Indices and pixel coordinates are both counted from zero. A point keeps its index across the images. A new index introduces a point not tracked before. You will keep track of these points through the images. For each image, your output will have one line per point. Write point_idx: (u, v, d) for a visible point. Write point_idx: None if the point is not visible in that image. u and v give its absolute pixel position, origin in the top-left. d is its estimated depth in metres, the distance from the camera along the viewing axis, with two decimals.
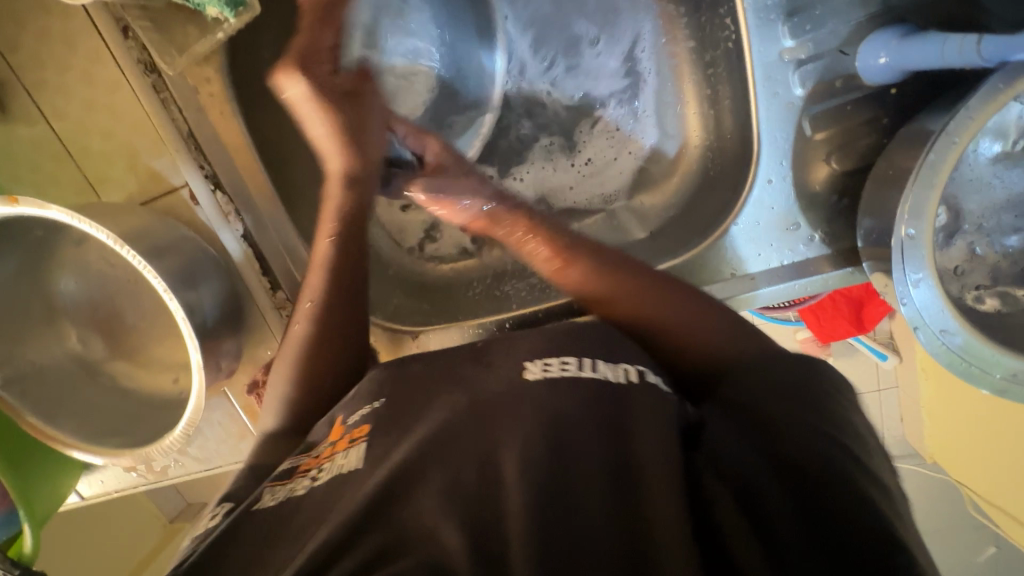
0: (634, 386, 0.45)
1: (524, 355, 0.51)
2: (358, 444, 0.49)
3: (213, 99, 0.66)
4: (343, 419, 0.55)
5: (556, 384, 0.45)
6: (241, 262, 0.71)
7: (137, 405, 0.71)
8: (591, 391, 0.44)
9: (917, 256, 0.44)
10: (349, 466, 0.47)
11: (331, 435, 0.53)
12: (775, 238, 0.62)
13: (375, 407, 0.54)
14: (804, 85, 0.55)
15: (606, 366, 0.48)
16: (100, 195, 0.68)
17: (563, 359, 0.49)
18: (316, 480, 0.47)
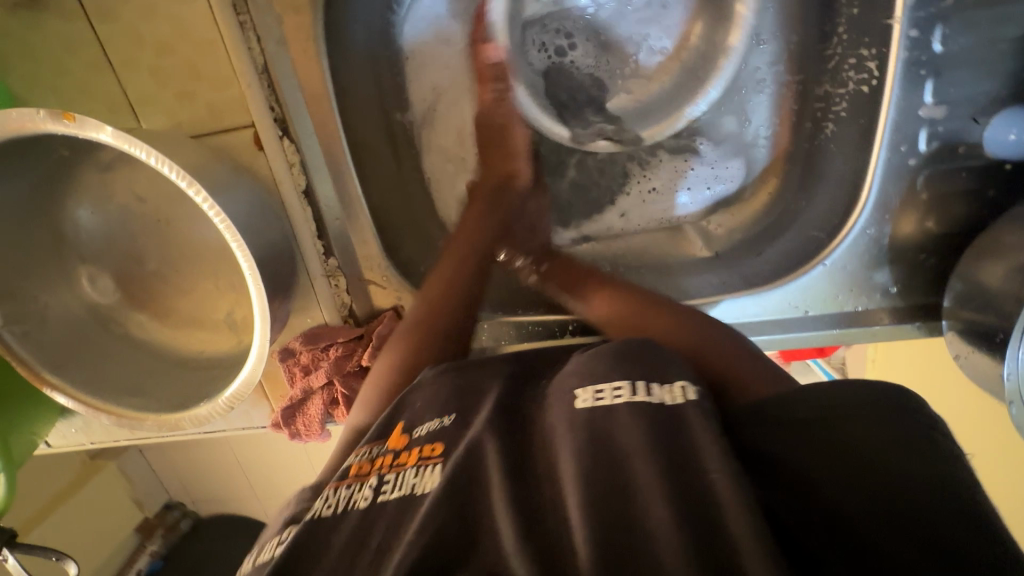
0: (694, 412, 0.37)
1: (573, 380, 0.43)
2: (432, 466, 0.41)
3: (297, 34, 0.57)
4: (406, 427, 0.47)
5: (613, 415, 0.38)
6: (298, 220, 0.64)
7: (155, 362, 0.64)
8: (644, 419, 0.37)
9: None
10: (421, 487, 0.40)
11: (391, 444, 0.45)
12: (854, 284, 0.63)
13: (444, 423, 0.45)
14: (929, 145, 0.56)
15: (661, 387, 0.40)
16: (140, 120, 0.58)
17: (614, 383, 0.41)
18: (379, 494, 0.40)
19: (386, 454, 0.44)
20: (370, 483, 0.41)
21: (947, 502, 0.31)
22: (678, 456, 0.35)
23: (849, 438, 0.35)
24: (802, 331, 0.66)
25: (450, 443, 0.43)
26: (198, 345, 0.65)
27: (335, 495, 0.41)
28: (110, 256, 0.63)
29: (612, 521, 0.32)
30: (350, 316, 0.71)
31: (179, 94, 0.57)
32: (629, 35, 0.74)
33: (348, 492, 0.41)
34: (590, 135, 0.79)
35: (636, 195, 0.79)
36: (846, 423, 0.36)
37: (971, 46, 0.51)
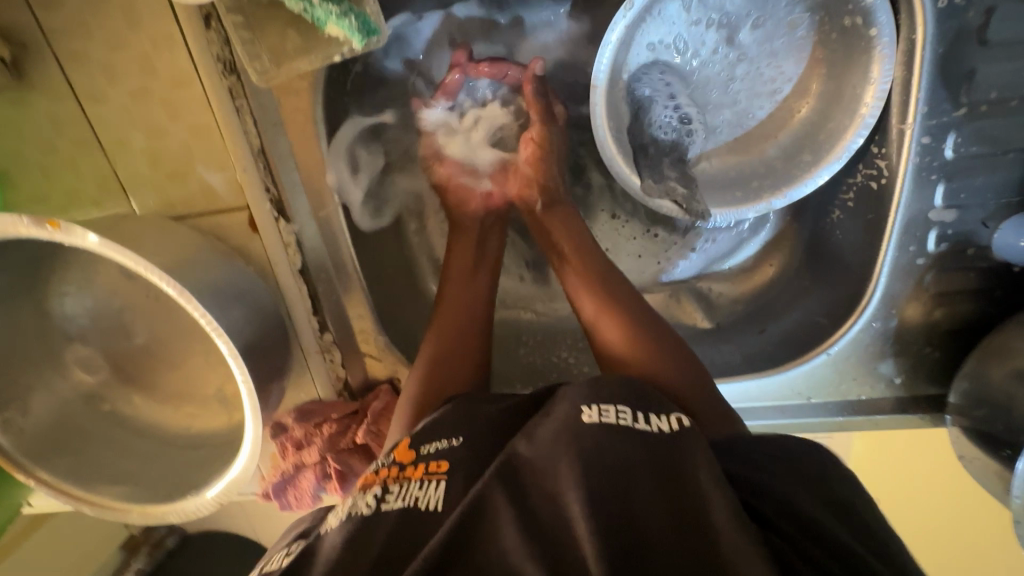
0: (697, 441, 0.42)
1: (578, 396, 0.46)
2: (437, 482, 0.45)
3: (296, 116, 0.55)
4: (413, 441, 0.49)
5: (614, 434, 0.42)
6: (292, 298, 0.62)
7: (142, 441, 0.62)
8: (644, 444, 0.42)
9: None
10: (426, 502, 0.43)
11: (398, 457, 0.48)
12: (856, 373, 0.63)
13: (454, 442, 0.48)
14: (938, 246, 0.55)
15: (659, 417, 0.45)
16: (131, 199, 0.56)
17: (619, 406, 0.45)
18: (383, 504, 0.44)
19: (392, 466, 0.47)
20: (377, 493, 0.45)
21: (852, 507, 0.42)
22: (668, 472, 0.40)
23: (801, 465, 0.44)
24: (805, 418, 0.64)
25: (457, 465, 0.46)
26: (187, 423, 0.63)
27: (345, 507, 0.45)
28: (97, 331, 0.61)
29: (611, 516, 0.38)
30: (345, 389, 0.70)
31: (172, 174, 0.55)
32: (718, 101, 0.63)
33: (354, 501, 0.45)
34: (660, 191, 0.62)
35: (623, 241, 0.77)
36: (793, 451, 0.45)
37: (983, 154, 0.51)
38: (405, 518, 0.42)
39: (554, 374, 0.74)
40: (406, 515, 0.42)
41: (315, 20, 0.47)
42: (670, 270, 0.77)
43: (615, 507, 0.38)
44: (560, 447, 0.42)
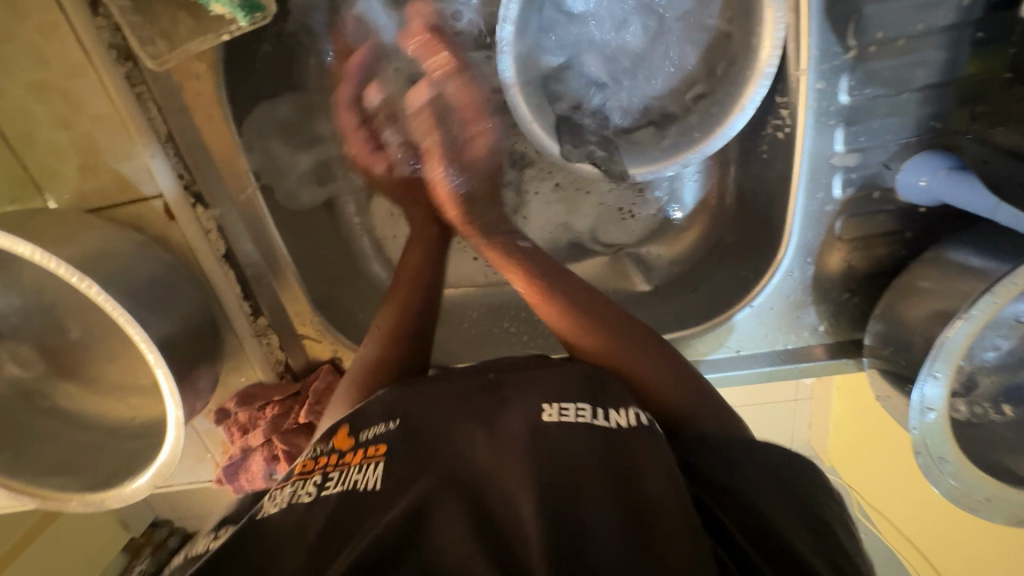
0: (648, 437, 0.44)
1: (540, 393, 0.47)
2: (374, 464, 0.44)
3: (201, 101, 0.55)
4: (352, 427, 0.48)
5: (572, 432, 0.43)
6: (220, 286, 0.63)
7: (85, 434, 0.62)
8: (595, 440, 0.43)
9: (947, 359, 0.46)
10: (363, 485, 0.42)
11: (337, 444, 0.47)
12: (782, 324, 0.64)
13: (388, 427, 0.46)
14: (845, 191, 0.56)
15: (618, 413, 0.46)
16: (46, 194, 0.56)
17: (578, 404, 0.46)
18: (324, 490, 0.43)
19: (332, 452, 0.46)
20: (317, 480, 0.44)
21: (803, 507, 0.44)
22: (622, 473, 0.41)
23: (754, 470, 0.46)
24: (732, 370, 0.66)
25: (395, 450, 0.44)
26: (127, 413, 0.64)
27: (280, 493, 0.44)
28: (31, 329, 0.62)
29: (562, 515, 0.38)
30: (286, 372, 0.70)
31: (83, 167, 0.55)
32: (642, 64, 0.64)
33: (293, 488, 0.44)
34: (580, 156, 0.64)
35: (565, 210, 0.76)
36: (753, 457, 0.47)
37: (877, 96, 0.52)
38: (340, 505, 0.41)
39: (498, 343, 0.75)
40: (344, 497, 0.42)
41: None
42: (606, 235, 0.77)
43: (565, 505, 0.39)
44: (517, 450, 0.42)
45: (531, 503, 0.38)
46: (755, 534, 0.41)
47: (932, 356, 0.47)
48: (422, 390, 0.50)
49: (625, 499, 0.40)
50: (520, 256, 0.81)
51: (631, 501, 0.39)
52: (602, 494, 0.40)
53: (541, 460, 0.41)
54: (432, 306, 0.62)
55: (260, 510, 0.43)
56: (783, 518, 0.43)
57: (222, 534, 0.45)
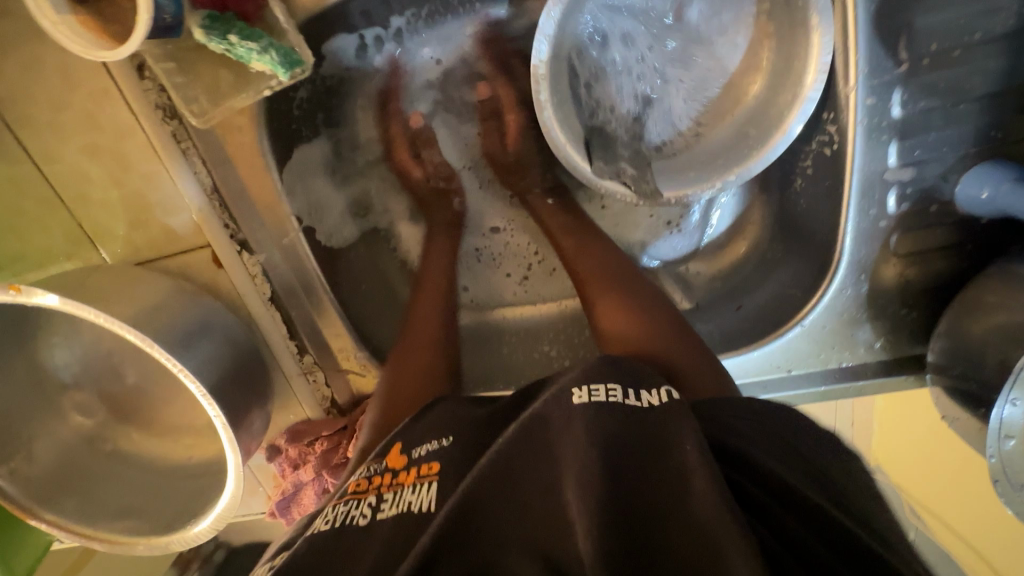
0: (680, 413, 0.40)
1: (569, 379, 0.44)
2: (429, 484, 0.43)
3: (243, 151, 0.56)
4: (404, 446, 0.49)
5: (603, 412, 0.40)
6: (267, 327, 0.64)
7: (145, 476, 0.64)
8: (625, 422, 0.40)
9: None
10: (419, 505, 0.42)
11: (392, 466, 0.47)
12: (835, 341, 0.62)
13: (444, 444, 0.47)
14: (899, 206, 0.53)
15: (649, 392, 0.43)
16: (102, 250, 0.58)
17: (609, 385, 0.43)
18: (380, 515, 0.42)
19: (386, 473, 0.46)
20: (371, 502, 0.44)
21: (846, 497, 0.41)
22: (658, 455, 0.38)
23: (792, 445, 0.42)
24: (783, 390, 0.64)
25: (448, 466, 0.44)
26: (183, 455, 0.66)
27: (332, 511, 0.44)
28: (92, 377, 0.64)
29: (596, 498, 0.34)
30: (333, 407, 0.71)
31: (135, 222, 0.57)
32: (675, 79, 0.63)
33: (347, 509, 0.43)
34: (612, 174, 0.61)
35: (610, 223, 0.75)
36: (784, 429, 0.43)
37: (932, 108, 0.50)
38: (400, 523, 0.40)
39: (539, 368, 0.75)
40: (405, 522, 0.41)
41: (239, 58, 0.48)
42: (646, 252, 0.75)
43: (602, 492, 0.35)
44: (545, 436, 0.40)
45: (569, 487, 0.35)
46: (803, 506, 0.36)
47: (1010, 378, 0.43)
48: (458, 416, 0.50)
49: (662, 482, 0.36)
50: (560, 278, 0.81)
51: (671, 480, 0.36)
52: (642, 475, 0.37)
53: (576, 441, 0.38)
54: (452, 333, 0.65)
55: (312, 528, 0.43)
56: (827, 495, 0.38)
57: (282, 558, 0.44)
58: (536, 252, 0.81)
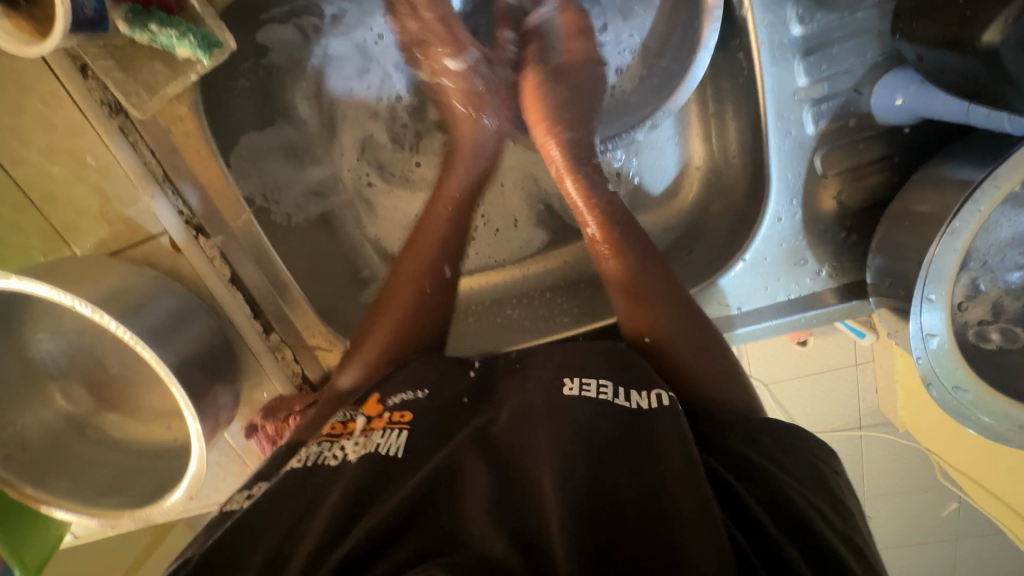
0: (667, 412, 0.46)
1: (562, 371, 0.51)
2: (398, 431, 0.48)
3: (188, 139, 0.61)
4: (380, 396, 0.53)
5: (591, 404, 0.47)
6: (231, 308, 0.67)
7: (130, 459, 0.68)
8: (620, 420, 0.46)
9: (941, 274, 0.44)
10: (385, 448, 0.46)
11: (367, 411, 0.52)
12: (782, 271, 0.60)
13: (417, 396, 0.52)
14: (817, 124, 0.54)
15: (639, 393, 0.48)
16: (71, 245, 0.63)
17: (599, 380, 0.50)
18: (347, 455, 0.47)
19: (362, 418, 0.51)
20: (344, 446, 0.48)
21: (837, 501, 0.45)
22: (639, 448, 0.43)
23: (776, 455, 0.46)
24: (730, 331, 0.62)
25: (421, 420, 0.49)
26: (164, 436, 0.70)
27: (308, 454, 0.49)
28: (77, 366, 0.68)
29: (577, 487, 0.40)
30: (305, 382, 0.73)
31: (98, 216, 0.62)
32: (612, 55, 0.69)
33: (321, 450, 0.48)
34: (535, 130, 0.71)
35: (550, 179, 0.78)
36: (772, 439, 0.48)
37: (831, 21, 0.51)
38: (367, 466, 0.45)
39: (502, 332, 0.76)
40: (371, 458, 0.45)
41: (164, 46, 0.53)
42: None
43: (586, 485, 0.40)
44: (539, 422, 0.46)
45: (547, 473, 0.41)
46: (781, 516, 0.41)
47: (923, 276, 0.45)
48: (443, 380, 0.54)
49: (643, 479, 0.41)
50: (507, 236, 0.82)
51: (648, 474, 0.41)
52: (618, 465, 0.42)
53: (564, 441, 0.44)
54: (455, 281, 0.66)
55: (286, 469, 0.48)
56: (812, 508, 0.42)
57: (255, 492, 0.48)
58: (485, 215, 0.82)
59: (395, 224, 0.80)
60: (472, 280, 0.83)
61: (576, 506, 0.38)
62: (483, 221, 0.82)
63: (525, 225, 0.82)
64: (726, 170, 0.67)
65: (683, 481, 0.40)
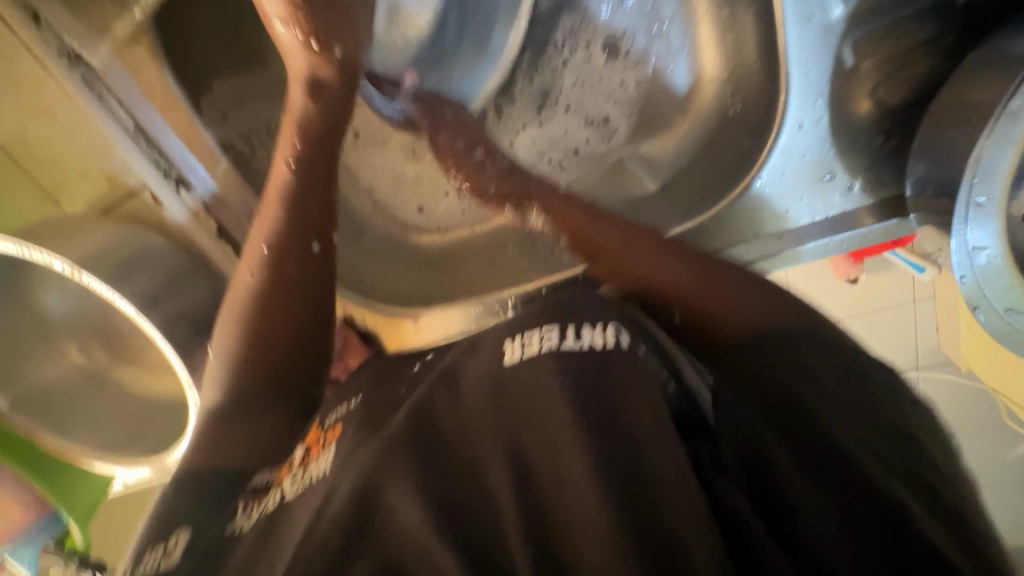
0: (617, 357, 0.42)
1: (507, 333, 0.49)
2: (323, 451, 0.51)
3: (154, 86, 0.57)
4: (321, 423, 0.59)
5: (534, 362, 0.44)
6: (222, 261, 0.67)
7: (151, 408, 0.72)
8: (575, 368, 0.42)
9: (994, 164, 0.36)
10: (317, 475, 0.49)
11: (307, 441, 0.57)
12: (806, 190, 0.52)
13: (351, 407, 0.57)
14: (846, 3, 0.46)
15: (591, 331, 0.45)
16: (61, 205, 0.63)
17: (543, 330, 0.47)
18: (286, 494, 0.49)
19: (303, 447, 0.55)
20: (283, 485, 0.50)
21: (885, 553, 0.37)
22: (610, 419, 0.39)
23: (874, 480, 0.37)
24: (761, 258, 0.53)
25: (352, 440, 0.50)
26: (179, 388, 0.72)
27: (255, 507, 0.50)
28: (89, 328, 0.70)
29: (546, 523, 0.36)
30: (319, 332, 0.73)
31: (80, 175, 0.61)
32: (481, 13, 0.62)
33: (263, 501, 0.50)
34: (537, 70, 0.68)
35: (575, 115, 0.70)
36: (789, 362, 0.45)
37: None
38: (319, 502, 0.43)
39: (502, 274, 0.72)
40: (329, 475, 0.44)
41: None
42: (596, 145, 0.70)
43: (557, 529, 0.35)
44: (492, 411, 0.43)
45: (510, 494, 0.37)
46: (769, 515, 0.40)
47: (971, 176, 0.37)
48: (383, 384, 0.58)
49: (617, 476, 0.36)
50: (484, 188, 0.77)
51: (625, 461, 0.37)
52: (588, 450, 0.37)
53: (542, 436, 0.39)
54: (330, 248, 0.52)
55: (233, 527, 0.49)
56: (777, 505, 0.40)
57: (172, 546, 0.45)
58: (452, 166, 0.76)
59: (387, 171, 0.78)
60: (468, 229, 0.78)
61: (541, 537, 0.35)
62: (455, 170, 0.76)
63: (494, 176, 0.75)
64: (747, 77, 0.59)
65: (672, 493, 0.35)
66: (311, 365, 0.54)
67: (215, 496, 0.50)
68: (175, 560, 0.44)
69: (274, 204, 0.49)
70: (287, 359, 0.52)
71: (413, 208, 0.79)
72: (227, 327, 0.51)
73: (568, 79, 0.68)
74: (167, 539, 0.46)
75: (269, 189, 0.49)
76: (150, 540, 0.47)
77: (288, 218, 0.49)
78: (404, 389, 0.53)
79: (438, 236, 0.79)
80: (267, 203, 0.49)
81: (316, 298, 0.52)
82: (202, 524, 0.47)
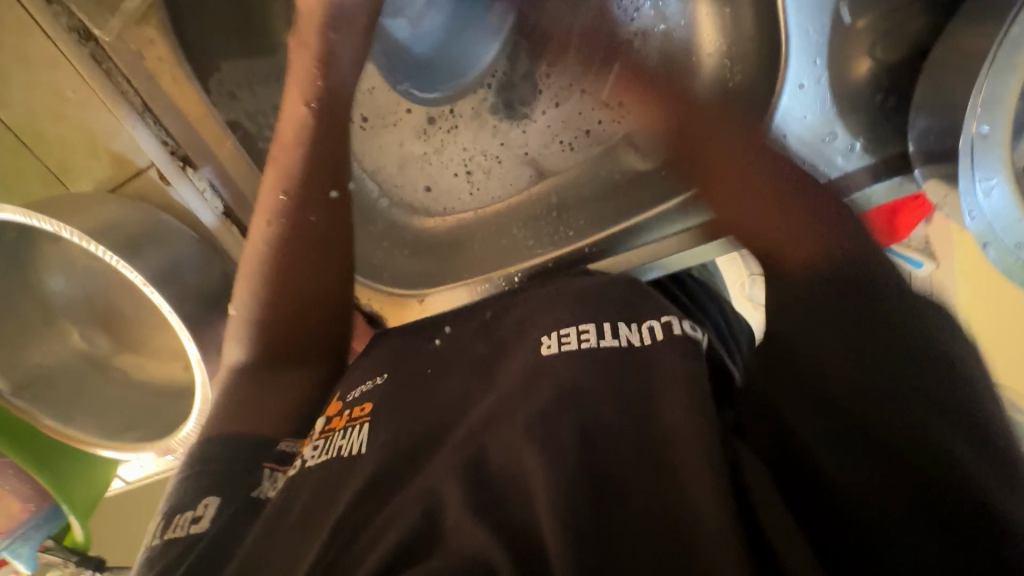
0: (665, 353, 0.41)
1: (539, 327, 0.47)
2: (360, 427, 0.45)
3: (162, 64, 0.58)
4: (340, 395, 0.51)
5: (576, 359, 0.42)
6: (227, 242, 0.67)
7: (152, 396, 0.71)
8: (608, 365, 0.41)
9: (999, 95, 0.38)
10: (349, 447, 0.44)
11: (328, 412, 0.50)
12: (807, 153, 0.52)
13: (377, 382, 0.49)
14: None
15: (629, 329, 0.44)
16: (66, 183, 0.64)
17: (580, 326, 0.45)
18: (310, 462, 0.45)
19: (325, 417, 0.49)
20: (310, 454, 0.45)
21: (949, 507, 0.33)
22: (638, 408, 0.38)
23: None
24: None
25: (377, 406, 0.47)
26: (181, 374, 0.71)
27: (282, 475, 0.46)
28: (92, 312, 0.69)
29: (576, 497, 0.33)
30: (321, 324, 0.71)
31: (86, 154, 0.62)
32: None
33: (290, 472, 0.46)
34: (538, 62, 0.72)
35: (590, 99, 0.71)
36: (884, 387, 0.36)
37: None
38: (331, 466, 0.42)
39: (505, 254, 0.72)
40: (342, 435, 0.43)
41: None
42: (612, 128, 0.70)
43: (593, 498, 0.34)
44: (516, 391, 0.42)
45: (543, 474, 0.34)
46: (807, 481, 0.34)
47: (976, 104, 0.39)
48: (404, 356, 0.52)
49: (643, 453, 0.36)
50: (496, 174, 0.77)
51: (648, 443, 0.36)
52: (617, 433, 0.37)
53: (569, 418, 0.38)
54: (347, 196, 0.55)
55: (261, 489, 0.46)
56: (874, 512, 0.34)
57: (202, 512, 0.43)
58: (466, 147, 0.77)
59: (391, 155, 0.79)
60: (471, 213, 0.78)
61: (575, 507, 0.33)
62: (467, 153, 0.77)
63: (509, 163, 0.76)
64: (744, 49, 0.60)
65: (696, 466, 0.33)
66: (335, 332, 0.57)
67: (236, 469, 0.46)
68: (205, 527, 0.42)
69: (288, 145, 0.51)
70: (309, 328, 0.55)
71: (419, 189, 0.80)
72: (247, 283, 0.53)
73: (575, 67, 0.71)
74: (200, 505, 0.44)
75: (285, 130, 0.52)
76: (177, 506, 0.45)
77: (299, 178, 0.52)
78: (431, 367, 0.49)
79: (440, 220, 0.79)
80: (280, 148, 0.52)
81: (333, 251, 0.54)
82: (233, 492, 0.45)
